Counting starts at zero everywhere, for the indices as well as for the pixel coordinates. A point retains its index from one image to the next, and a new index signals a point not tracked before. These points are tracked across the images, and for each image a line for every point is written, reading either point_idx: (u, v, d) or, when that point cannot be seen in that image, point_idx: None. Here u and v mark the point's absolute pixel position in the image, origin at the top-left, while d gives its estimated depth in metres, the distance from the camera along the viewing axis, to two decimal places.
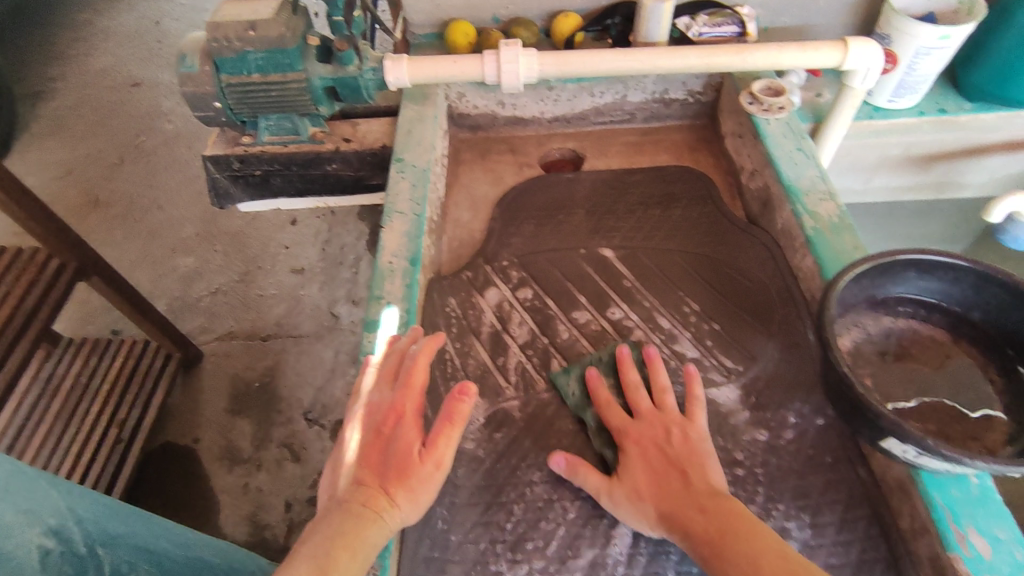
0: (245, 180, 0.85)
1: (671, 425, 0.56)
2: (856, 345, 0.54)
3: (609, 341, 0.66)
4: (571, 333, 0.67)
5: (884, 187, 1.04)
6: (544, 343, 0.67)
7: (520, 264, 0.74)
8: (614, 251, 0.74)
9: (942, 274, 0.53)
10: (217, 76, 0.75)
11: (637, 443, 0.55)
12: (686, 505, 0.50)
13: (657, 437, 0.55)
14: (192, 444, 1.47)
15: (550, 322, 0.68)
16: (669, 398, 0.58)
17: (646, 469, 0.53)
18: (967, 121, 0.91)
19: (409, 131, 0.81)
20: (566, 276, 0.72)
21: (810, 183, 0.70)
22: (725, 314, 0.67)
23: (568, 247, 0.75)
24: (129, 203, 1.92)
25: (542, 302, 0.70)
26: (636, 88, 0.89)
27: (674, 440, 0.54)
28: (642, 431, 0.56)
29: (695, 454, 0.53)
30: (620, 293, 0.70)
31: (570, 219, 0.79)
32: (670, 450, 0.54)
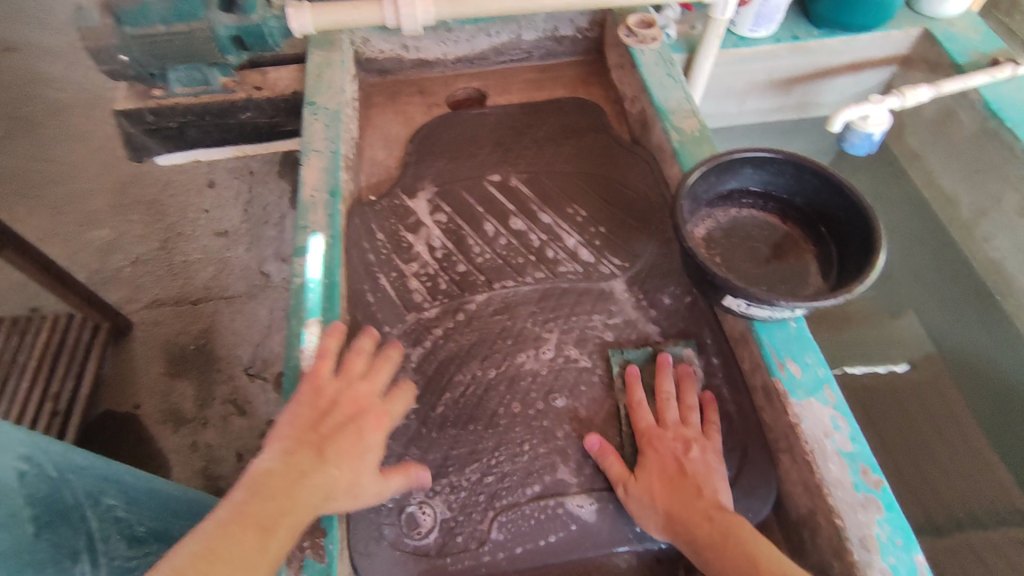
0: (161, 133, 0.89)
1: (691, 442, 0.59)
2: (708, 232, 0.67)
3: (515, 250, 0.76)
4: (482, 247, 0.76)
5: (755, 110, 1.17)
6: (460, 258, 0.75)
7: (435, 193, 0.82)
8: (518, 177, 0.83)
9: (770, 167, 0.65)
10: (120, 29, 0.77)
11: (660, 454, 0.58)
12: (692, 513, 0.54)
13: (676, 452, 0.58)
14: (134, 411, 1.50)
15: (464, 241, 0.77)
16: (694, 414, 0.61)
17: (661, 471, 0.57)
18: (816, 47, 1.05)
19: (318, 75, 0.86)
20: (475, 201, 0.81)
21: (677, 104, 0.81)
22: (611, 220, 0.78)
23: (477, 174, 0.84)
24: (27, 178, 1.85)
25: (455, 223, 0.79)
26: (529, 28, 0.97)
27: (691, 455, 0.58)
28: (665, 441, 0.59)
29: (708, 473, 0.57)
30: (524, 210, 0.80)
31: (478, 151, 0.87)
32: (686, 464, 0.57)
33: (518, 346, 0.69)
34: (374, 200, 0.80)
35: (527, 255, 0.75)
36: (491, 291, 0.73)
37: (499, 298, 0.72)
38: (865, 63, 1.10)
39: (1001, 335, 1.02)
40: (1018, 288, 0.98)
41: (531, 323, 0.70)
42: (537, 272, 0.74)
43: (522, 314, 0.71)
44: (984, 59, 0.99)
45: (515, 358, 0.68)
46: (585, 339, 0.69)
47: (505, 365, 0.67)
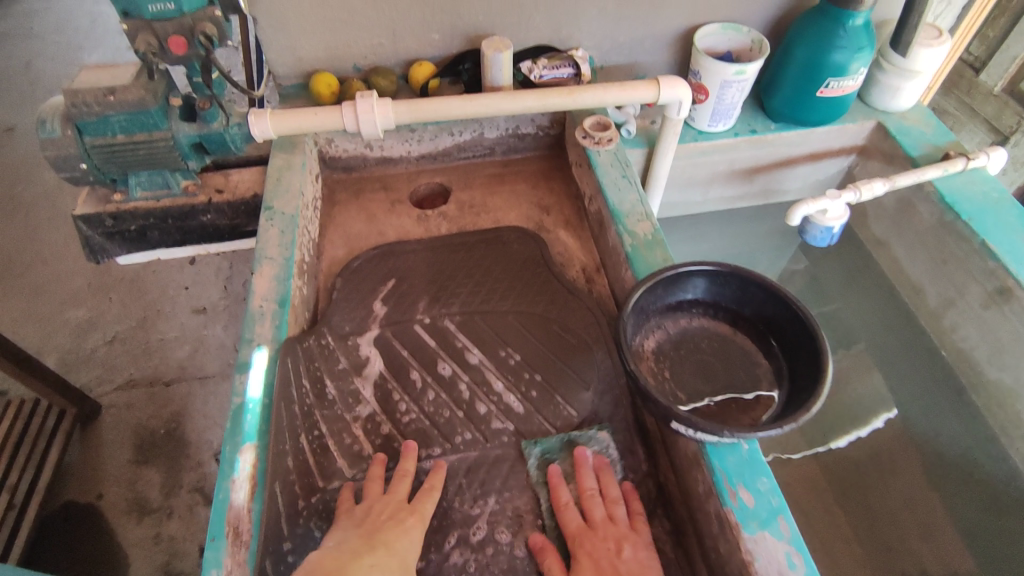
0: (121, 236, 0.88)
1: (621, 539, 0.61)
2: (658, 345, 0.66)
3: (443, 406, 0.73)
4: (409, 405, 0.73)
5: (720, 198, 1.19)
6: (383, 418, 0.71)
7: (365, 335, 0.79)
8: (452, 320, 0.82)
9: (718, 278, 0.64)
10: (80, 139, 0.79)
11: (591, 556, 0.60)
12: None
13: (609, 553, 0.60)
14: (96, 501, 1.47)
15: (390, 397, 0.73)
16: (619, 508, 0.64)
17: (596, 575, 0.59)
18: (774, 139, 1.07)
19: (278, 179, 0.86)
20: (406, 347, 0.78)
21: (631, 207, 0.82)
22: (546, 367, 0.76)
23: (405, 317, 0.82)
24: (10, 257, 1.88)
25: (383, 376, 0.75)
26: (491, 127, 0.99)
27: (625, 555, 0.60)
28: (595, 542, 0.61)
29: (642, 570, 0.60)
30: (454, 354, 0.78)
31: (409, 289, 0.86)
32: (621, 566, 0.59)
33: (443, 530, 0.64)
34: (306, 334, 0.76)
35: (455, 410, 0.72)
36: (418, 462, 0.68)
37: (424, 472, 0.67)
38: (824, 153, 1.12)
39: (978, 433, 1.00)
40: (988, 380, 0.96)
41: (457, 501, 0.66)
42: (466, 434, 0.71)
43: (448, 490, 0.67)
44: (937, 152, 1.00)
45: (441, 546, 0.63)
46: (519, 523, 0.65)
47: (433, 551, 0.63)
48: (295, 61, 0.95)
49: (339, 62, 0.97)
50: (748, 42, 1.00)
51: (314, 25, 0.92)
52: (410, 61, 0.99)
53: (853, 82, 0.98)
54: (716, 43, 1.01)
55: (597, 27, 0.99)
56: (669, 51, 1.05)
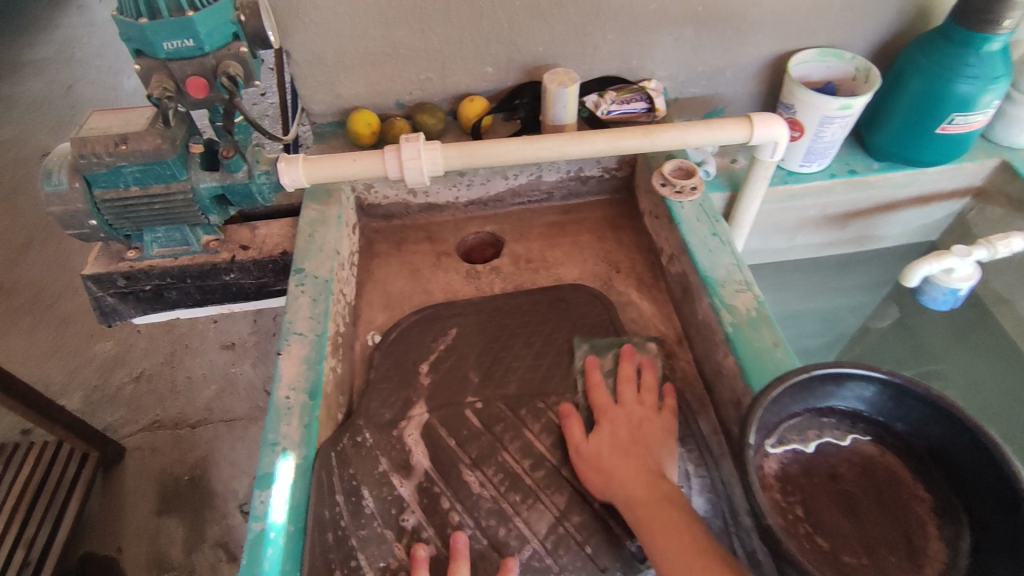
0: (135, 296, 0.78)
1: (645, 419, 0.62)
2: (782, 467, 0.52)
3: (506, 519, 0.61)
4: (463, 518, 0.61)
5: (806, 244, 1.04)
6: (430, 533, 0.60)
7: (409, 423, 0.67)
8: (510, 404, 0.69)
9: (861, 386, 0.51)
10: (89, 192, 0.69)
11: (610, 419, 0.62)
12: (627, 473, 0.57)
13: (629, 425, 0.61)
14: (115, 555, 1.37)
15: (439, 505, 0.62)
16: (654, 398, 0.64)
17: (611, 436, 0.61)
18: (876, 181, 0.92)
19: (310, 235, 0.75)
20: (457, 440, 0.66)
21: (727, 273, 0.68)
22: None
23: (454, 399, 0.70)
24: (40, 287, 1.82)
25: (430, 477, 0.64)
26: (551, 169, 0.87)
27: (642, 425, 0.61)
28: (618, 415, 0.63)
29: (656, 443, 0.59)
30: (514, 449, 0.66)
31: (457, 363, 0.73)
32: (636, 433, 0.60)
33: None
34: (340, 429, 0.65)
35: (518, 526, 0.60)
36: None
37: None
38: (933, 195, 0.97)
39: None
40: None
41: None
42: (535, 559, 0.58)
43: None
44: None
45: None
46: None
47: None
48: (333, 98, 0.85)
49: (380, 98, 0.86)
50: (852, 70, 0.86)
51: (353, 58, 0.81)
52: (460, 95, 0.87)
53: (982, 117, 0.83)
54: (811, 70, 0.87)
55: (674, 56, 0.86)
56: (755, 80, 0.91)
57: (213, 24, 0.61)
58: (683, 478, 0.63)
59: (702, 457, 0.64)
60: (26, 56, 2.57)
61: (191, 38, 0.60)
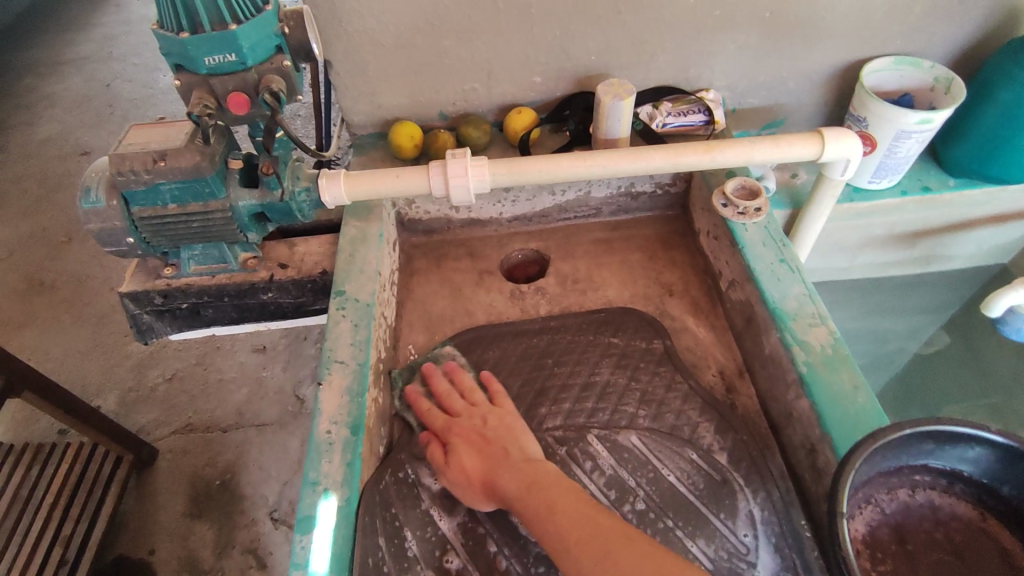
0: (171, 314, 0.76)
1: (486, 415, 0.62)
2: (870, 529, 0.47)
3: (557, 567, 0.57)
4: (512, 564, 0.57)
5: (869, 264, 0.98)
6: None
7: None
8: (560, 439, 0.65)
9: (964, 446, 0.46)
10: (127, 210, 0.67)
11: (460, 433, 0.60)
12: (503, 470, 0.57)
13: (476, 427, 0.61)
14: (147, 557, 1.37)
15: (486, 549, 0.58)
16: (480, 394, 0.65)
17: (472, 444, 0.59)
18: (951, 199, 0.86)
19: (351, 254, 0.72)
20: None
21: (797, 304, 0.63)
22: (686, 513, 0.59)
23: None
24: (78, 285, 1.83)
25: (475, 517, 0.60)
26: (601, 185, 0.83)
27: (489, 423, 0.61)
28: (463, 423, 0.61)
29: (509, 434, 0.60)
30: None
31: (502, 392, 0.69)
32: (487, 432, 0.60)
33: None
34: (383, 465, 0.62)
35: None
36: None
37: None
38: (1012, 214, 0.90)
39: None
40: None
41: None
42: None
43: None
44: None
45: None
46: None
47: None
48: (373, 108, 0.82)
49: (422, 108, 0.82)
50: (930, 80, 0.79)
51: (396, 68, 0.77)
52: (505, 106, 0.83)
53: None
54: (885, 80, 0.81)
55: (734, 65, 0.81)
56: (820, 90, 0.85)
57: (257, 38, 0.57)
58: (748, 527, 0.58)
59: (770, 503, 0.59)
60: (67, 54, 2.60)
61: (234, 52, 0.57)
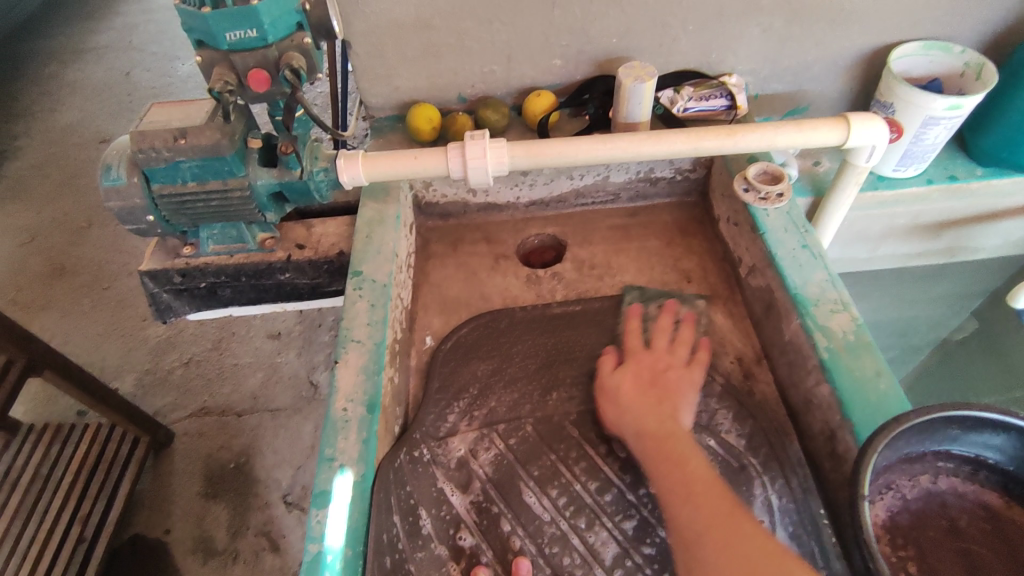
0: (190, 293, 0.76)
1: (671, 365, 0.62)
2: (891, 515, 0.46)
3: (569, 550, 0.57)
4: (525, 544, 0.57)
5: (892, 254, 0.96)
6: (490, 558, 0.56)
7: (467, 436, 0.64)
8: (575, 422, 0.64)
9: (989, 432, 0.45)
10: (147, 187, 0.67)
11: (641, 365, 0.62)
12: (648, 412, 0.58)
13: (655, 365, 0.62)
14: (163, 537, 1.39)
15: (500, 528, 0.58)
16: (661, 339, 0.64)
17: (635, 378, 0.61)
18: (979, 188, 0.84)
19: (367, 236, 0.72)
20: (519, 459, 0.62)
21: (819, 290, 0.62)
22: None
23: (519, 414, 0.65)
24: (97, 269, 1.86)
25: (489, 497, 0.60)
26: (619, 170, 0.82)
27: (668, 369, 0.61)
28: (643, 359, 0.63)
29: (671, 386, 0.60)
30: (581, 471, 0.61)
31: (516, 375, 0.68)
32: (659, 375, 0.61)
33: None
34: (397, 444, 0.62)
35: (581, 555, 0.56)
36: None
37: None
38: None
39: None
40: None
41: None
42: None
43: None
44: None
45: None
46: None
47: None
48: (391, 91, 0.81)
49: (441, 91, 0.82)
50: (961, 66, 0.77)
51: (415, 49, 0.77)
52: (524, 89, 0.82)
53: None
54: (914, 66, 0.79)
55: (758, 49, 0.79)
56: (845, 76, 0.84)
57: (277, 14, 0.57)
58: (765, 514, 0.57)
59: (788, 490, 0.58)
60: (89, 41, 2.62)
61: (254, 28, 0.57)
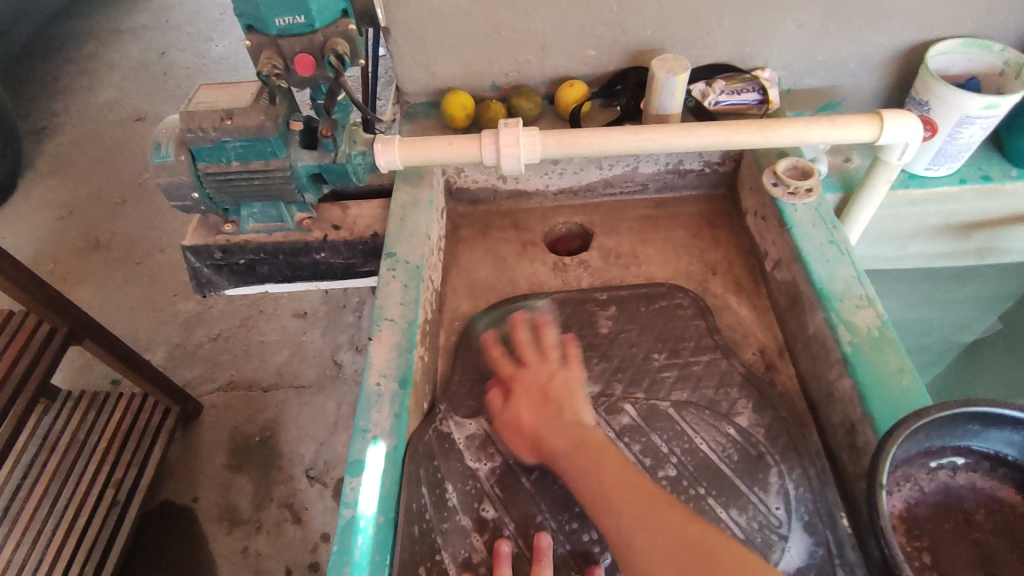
0: (229, 269, 0.79)
1: (553, 372, 0.63)
2: (908, 507, 0.47)
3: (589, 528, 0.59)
4: (546, 520, 0.59)
5: (920, 254, 0.96)
6: (513, 531, 0.58)
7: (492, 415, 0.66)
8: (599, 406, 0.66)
9: (1009, 429, 0.46)
10: (194, 165, 0.70)
11: (524, 386, 0.63)
12: (553, 430, 0.59)
13: (542, 381, 0.63)
14: (191, 503, 1.45)
15: (522, 504, 0.60)
16: (554, 351, 0.65)
17: (528, 400, 0.62)
18: (1013, 190, 0.83)
19: (402, 219, 0.74)
20: None
21: (845, 286, 0.63)
22: (718, 486, 0.60)
23: None
24: (131, 245, 1.91)
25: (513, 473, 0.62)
26: (649, 161, 0.83)
27: (554, 381, 0.62)
28: (529, 376, 0.63)
29: (568, 396, 0.62)
30: None
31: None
32: (548, 390, 0.62)
33: None
34: (425, 420, 0.64)
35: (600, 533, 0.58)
36: None
37: None
38: None
39: None
40: None
41: None
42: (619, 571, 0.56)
43: None
44: None
45: None
46: None
47: None
48: (427, 77, 0.83)
49: (475, 79, 0.83)
50: (999, 65, 0.77)
51: (453, 37, 0.78)
52: (557, 79, 0.84)
53: None
54: (951, 64, 0.79)
55: (793, 43, 0.79)
56: (881, 72, 0.83)
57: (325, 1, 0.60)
58: (781, 501, 0.58)
59: (806, 480, 0.59)
60: (126, 21, 2.68)
61: (303, 14, 0.59)
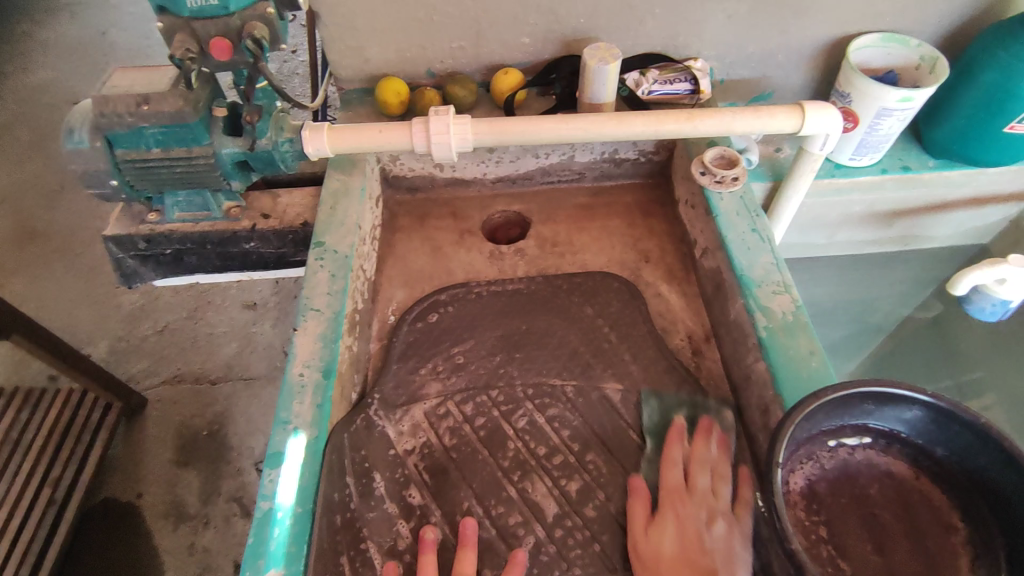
0: (156, 260, 0.77)
1: (717, 510, 0.53)
2: (809, 484, 0.50)
3: (514, 512, 0.59)
4: (473, 506, 0.60)
5: (847, 241, 1.00)
6: (439, 518, 0.59)
7: (421, 404, 0.66)
8: (528, 393, 0.67)
9: (901, 407, 0.48)
10: (110, 153, 0.67)
11: (677, 523, 0.53)
12: None
13: (700, 520, 0.53)
14: (134, 500, 1.41)
15: (449, 491, 0.60)
16: (723, 487, 0.55)
17: (677, 537, 0.53)
18: (930, 179, 0.87)
19: (333, 208, 0.73)
20: (473, 427, 0.65)
21: (764, 272, 0.65)
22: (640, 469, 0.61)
23: (479, 384, 0.68)
24: (70, 235, 1.84)
25: (441, 461, 0.62)
26: (585, 150, 0.83)
27: (718, 526, 0.52)
28: (683, 507, 0.54)
29: (730, 552, 0.51)
30: (531, 439, 0.64)
31: (474, 349, 0.71)
32: (709, 537, 0.52)
33: None
34: (352, 411, 0.64)
35: (526, 517, 0.59)
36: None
37: None
38: (991, 197, 0.91)
39: None
40: None
41: None
42: (542, 554, 0.57)
43: None
44: None
45: None
46: None
47: None
48: (361, 63, 0.82)
49: (410, 65, 0.82)
50: (916, 59, 0.80)
51: (385, 23, 0.77)
52: (493, 66, 0.83)
53: None
54: (872, 58, 0.81)
55: (724, 35, 0.81)
56: (808, 64, 0.85)
57: None
58: None
59: None
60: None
61: None
